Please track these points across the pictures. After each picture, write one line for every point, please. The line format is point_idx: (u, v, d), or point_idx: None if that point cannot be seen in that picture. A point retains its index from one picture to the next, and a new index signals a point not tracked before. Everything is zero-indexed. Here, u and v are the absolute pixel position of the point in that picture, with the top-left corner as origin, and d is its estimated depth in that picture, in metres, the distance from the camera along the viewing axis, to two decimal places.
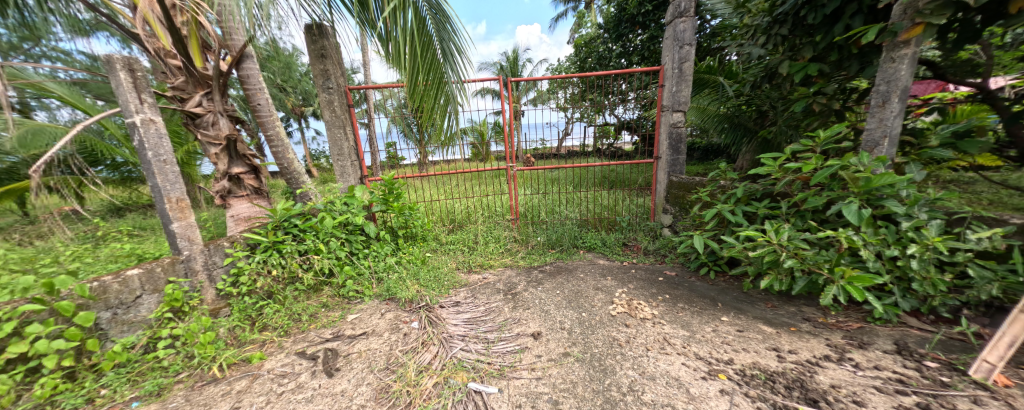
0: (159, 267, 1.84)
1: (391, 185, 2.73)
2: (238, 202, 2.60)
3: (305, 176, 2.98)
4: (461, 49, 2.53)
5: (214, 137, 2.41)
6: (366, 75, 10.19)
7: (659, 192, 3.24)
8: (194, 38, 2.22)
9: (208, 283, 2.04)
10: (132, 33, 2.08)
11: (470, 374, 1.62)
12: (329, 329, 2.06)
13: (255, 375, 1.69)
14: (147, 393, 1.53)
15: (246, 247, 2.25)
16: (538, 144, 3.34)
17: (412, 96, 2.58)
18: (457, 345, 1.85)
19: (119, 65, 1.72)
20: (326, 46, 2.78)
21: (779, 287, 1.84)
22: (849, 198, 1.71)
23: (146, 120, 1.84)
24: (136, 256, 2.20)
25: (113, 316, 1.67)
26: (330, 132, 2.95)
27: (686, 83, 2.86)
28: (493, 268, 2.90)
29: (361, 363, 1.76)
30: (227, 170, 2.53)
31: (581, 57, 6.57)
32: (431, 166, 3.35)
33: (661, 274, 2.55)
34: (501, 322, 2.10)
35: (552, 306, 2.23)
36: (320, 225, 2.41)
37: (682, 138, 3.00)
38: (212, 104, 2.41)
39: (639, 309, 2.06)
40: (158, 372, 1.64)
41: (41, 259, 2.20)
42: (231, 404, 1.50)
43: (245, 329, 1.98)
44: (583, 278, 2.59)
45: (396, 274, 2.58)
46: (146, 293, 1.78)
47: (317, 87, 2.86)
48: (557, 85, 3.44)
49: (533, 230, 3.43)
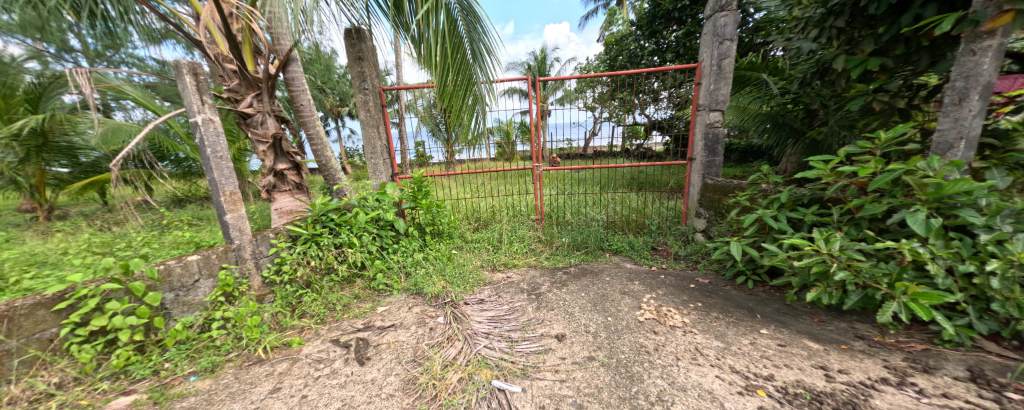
0: (213, 254, 2.01)
1: (420, 183, 2.86)
2: (282, 196, 2.77)
3: (341, 173, 3.13)
4: (491, 50, 2.55)
5: (262, 135, 2.60)
6: (398, 77, 10.54)
7: (692, 195, 3.09)
8: (247, 43, 2.41)
9: (255, 271, 2.21)
10: (195, 41, 2.29)
11: (494, 372, 1.64)
12: (360, 320, 2.16)
13: (295, 359, 1.80)
14: (203, 369, 1.68)
15: (288, 239, 2.40)
16: (564, 144, 3.39)
17: (442, 97, 2.64)
18: (482, 342, 1.88)
19: (185, 70, 1.90)
20: (364, 49, 2.91)
21: (828, 301, 1.70)
22: (916, 206, 1.54)
23: (206, 120, 2.02)
24: (194, 244, 2.41)
25: (175, 298, 1.83)
26: (365, 132, 3.07)
27: (726, 80, 2.70)
28: (517, 267, 2.91)
29: (389, 354, 1.83)
30: (273, 167, 2.70)
31: (612, 55, 6.39)
32: (458, 165, 3.44)
33: (693, 282, 2.43)
34: (525, 322, 2.11)
35: (577, 308, 2.20)
36: (354, 219, 2.55)
37: (719, 139, 2.84)
38: (261, 105, 2.59)
39: (669, 317, 1.99)
40: (211, 350, 1.78)
41: (117, 244, 2.47)
42: (274, 385, 1.62)
43: (287, 315, 2.12)
44: (609, 281, 2.53)
45: (422, 269, 2.66)
46: (203, 277, 1.95)
47: (354, 89, 3.00)
48: (585, 84, 3.42)
49: (558, 231, 3.38)
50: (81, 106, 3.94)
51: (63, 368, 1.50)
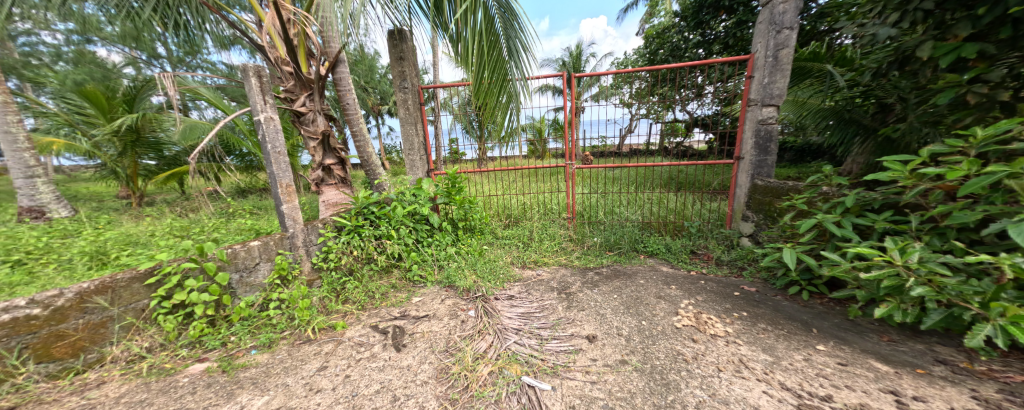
0: (271, 241, 2.20)
1: (454, 179, 2.93)
2: (329, 189, 2.97)
3: (381, 168, 3.29)
4: (527, 47, 2.54)
5: (313, 132, 2.80)
6: (435, 76, 10.86)
7: (739, 197, 2.88)
8: (302, 47, 2.60)
9: (306, 257, 2.39)
10: (259, 45, 2.52)
11: (524, 368, 1.65)
12: (397, 308, 2.28)
13: (339, 341, 1.94)
14: (261, 344, 1.86)
15: (334, 229, 2.58)
16: (597, 141, 3.29)
17: (477, 95, 2.68)
18: (512, 338, 1.90)
19: (251, 73, 2.09)
20: (405, 49, 3.03)
21: (902, 319, 1.51)
22: (1022, 216, 1.32)
23: (267, 118, 2.21)
24: (255, 231, 2.66)
25: (240, 278, 2.04)
26: (404, 129, 3.20)
27: (782, 72, 2.48)
28: (547, 265, 2.90)
29: (423, 342, 1.91)
30: (321, 162, 2.91)
31: (652, 49, 6.11)
32: (490, 162, 3.49)
33: (737, 289, 2.27)
34: (555, 320, 2.10)
35: (609, 310, 2.15)
36: (393, 213, 2.67)
37: (772, 137, 2.62)
38: (313, 104, 2.79)
39: (710, 325, 1.88)
40: (268, 327, 1.96)
41: (193, 228, 2.80)
42: (321, 363, 1.75)
43: (332, 299, 2.28)
44: (644, 284, 2.45)
45: (455, 263, 2.74)
46: (263, 261, 2.15)
47: (395, 88, 3.14)
48: (622, 79, 3.31)
49: (590, 230, 3.32)
50: (167, 106, 4.52)
51: (151, 334, 1.73)
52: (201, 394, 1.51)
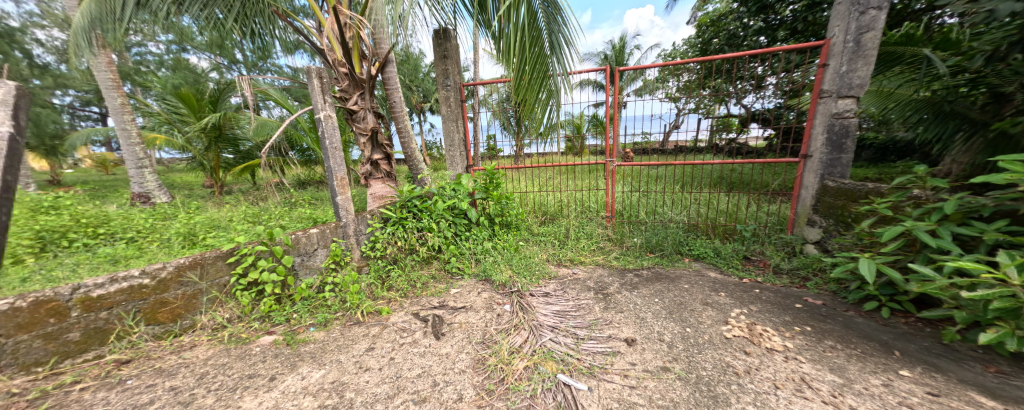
0: (327, 229, 2.39)
1: (492, 174, 2.98)
2: (376, 183, 3.15)
3: (423, 164, 3.42)
4: (570, 41, 2.48)
5: (364, 128, 2.99)
6: (474, 73, 11.07)
7: (803, 199, 2.60)
8: (356, 49, 2.78)
9: (356, 246, 2.57)
10: (319, 49, 2.73)
11: (560, 366, 1.64)
12: (437, 298, 2.37)
13: (384, 325, 2.06)
14: (318, 323, 2.04)
15: (380, 220, 2.74)
16: (639, 138, 3.16)
17: (517, 91, 2.68)
18: (548, 335, 1.90)
19: (313, 74, 2.28)
20: (449, 48, 3.12)
21: (1018, 349, 1.28)
22: None
23: (326, 116, 2.40)
24: (313, 219, 2.91)
25: (301, 262, 2.25)
26: (446, 126, 3.30)
27: (864, 60, 2.19)
28: (583, 264, 2.85)
29: (461, 333, 1.97)
30: (370, 157, 3.09)
31: (704, 38, 5.67)
32: (526, 159, 3.46)
33: (800, 301, 2.06)
34: (592, 321, 2.06)
35: (650, 314, 2.06)
36: (434, 206, 2.78)
37: (848, 133, 2.33)
38: (364, 102, 2.97)
39: (765, 338, 1.73)
40: (324, 308, 2.15)
41: (262, 215, 3.13)
42: (368, 344, 1.88)
43: (378, 286, 2.43)
44: (688, 289, 2.31)
45: (491, 257, 2.80)
46: (320, 247, 2.34)
47: (438, 85, 3.24)
48: (669, 72, 3.14)
49: (630, 230, 3.20)
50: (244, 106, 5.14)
51: (231, 307, 1.97)
52: (270, 362, 1.70)
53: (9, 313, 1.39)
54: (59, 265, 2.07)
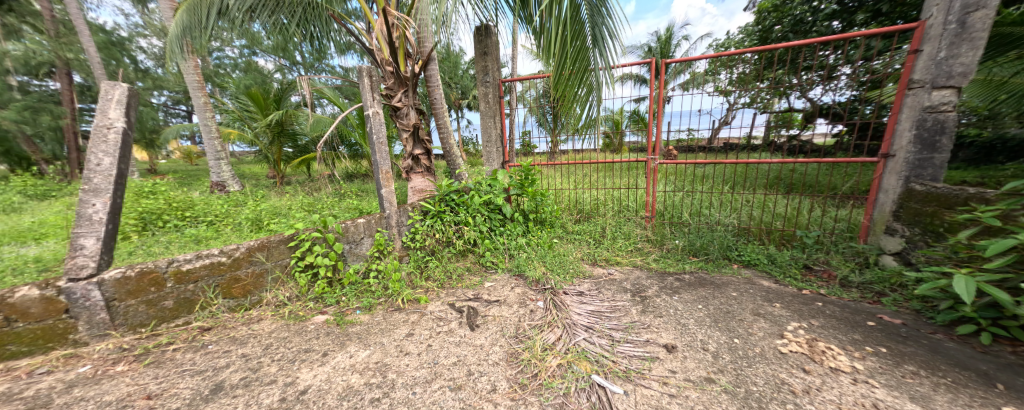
0: (373, 219, 2.54)
1: (527, 171, 2.98)
2: (416, 177, 3.28)
3: (461, 159, 3.51)
4: (613, 33, 2.36)
5: (406, 124, 3.13)
6: (511, 69, 11.10)
7: (883, 205, 2.30)
8: (401, 48, 2.91)
9: (398, 236, 2.70)
10: (369, 49, 2.90)
11: (594, 367, 1.61)
12: (471, 290, 2.43)
13: (422, 313, 2.16)
14: (364, 306, 2.18)
15: (420, 213, 2.85)
16: (683, 134, 2.95)
17: (556, 86, 2.64)
18: (582, 334, 1.87)
19: (364, 73, 2.43)
20: (489, 44, 3.15)
21: None
22: None
23: (374, 112, 2.55)
24: (360, 210, 3.11)
25: (350, 249, 2.41)
26: (483, 121, 3.35)
27: (972, 44, 1.88)
28: (619, 265, 2.76)
29: (494, 326, 2.00)
30: (411, 152, 3.23)
31: (764, 24, 5.17)
32: (561, 156, 3.42)
33: (873, 319, 1.83)
34: (628, 323, 1.99)
35: (693, 321, 1.95)
36: (470, 201, 2.86)
37: (946, 129, 2.01)
38: (407, 99, 3.10)
39: (829, 357, 1.56)
40: (369, 293, 2.29)
41: (315, 204, 3.41)
42: (408, 330, 1.97)
43: (417, 275, 2.55)
44: (737, 298, 2.15)
45: (525, 253, 2.81)
46: (366, 236, 2.49)
47: (477, 82, 3.29)
48: (721, 64, 2.92)
49: (671, 231, 3.04)
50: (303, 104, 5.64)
51: (290, 286, 2.17)
52: (322, 340, 1.85)
53: (121, 280, 1.66)
54: (156, 242, 2.41)
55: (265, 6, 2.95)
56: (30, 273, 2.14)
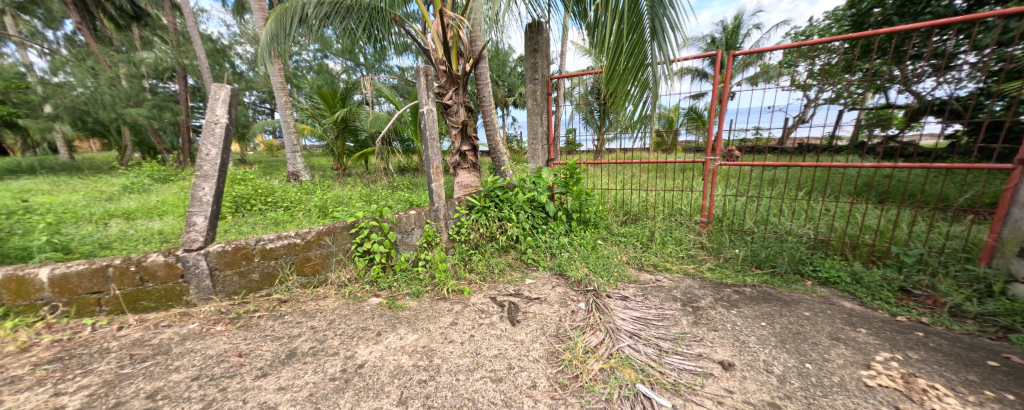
0: (423, 212, 2.67)
1: (573, 169, 2.94)
2: (463, 172, 3.38)
3: (505, 156, 3.55)
4: (676, 24, 2.20)
5: (456, 121, 3.25)
6: (559, 65, 10.99)
7: (1017, 222, 1.87)
8: (455, 47, 3.02)
9: (445, 229, 2.82)
10: (425, 49, 3.06)
11: (639, 375, 1.54)
12: (513, 286, 2.46)
13: (465, 304, 2.23)
14: (412, 293, 2.31)
15: (466, 207, 2.95)
16: (749, 133, 2.69)
17: (608, 82, 2.55)
18: (626, 340, 1.80)
19: (421, 73, 2.57)
20: (539, 41, 3.15)
21: None
22: None
23: (429, 110, 2.68)
24: (411, 202, 3.30)
25: (403, 239, 2.57)
26: (530, 119, 3.35)
27: None
28: (669, 272, 2.60)
29: (535, 323, 2.00)
30: (459, 148, 3.34)
31: (856, 8, 4.49)
32: (607, 155, 3.30)
33: (995, 359, 1.51)
34: (678, 334, 1.87)
35: (754, 339, 1.77)
36: (514, 198, 2.90)
37: None
38: (457, 97, 3.22)
39: (932, 397, 1.32)
40: (417, 281, 2.42)
41: (372, 195, 3.69)
42: (452, 319, 2.05)
43: (461, 267, 2.64)
44: (809, 318, 1.91)
45: (567, 253, 2.77)
46: (416, 227, 2.64)
47: (526, 79, 3.31)
48: (801, 55, 2.61)
49: (730, 239, 2.79)
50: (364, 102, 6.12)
51: (351, 269, 2.38)
52: (377, 320, 2.00)
53: (222, 253, 1.95)
54: (247, 223, 2.80)
55: (338, 13, 3.28)
56: (157, 242, 2.60)
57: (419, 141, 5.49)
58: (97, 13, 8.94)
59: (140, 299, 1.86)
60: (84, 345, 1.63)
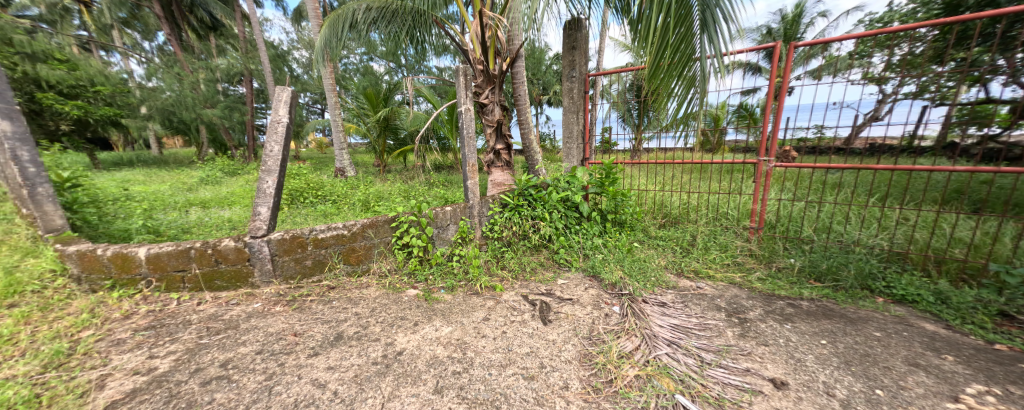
0: (458, 208, 2.74)
1: (609, 169, 2.85)
2: (496, 170, 3.40)
3: (538, 154, 3.54)
4: (730, 14, 2.02)
5: (491, 120, 3.29)
6: (596, 62, 10.77)
7: None
8: (492, 47, 3.06)
9: (478, 226, 2.87)
10: (463, 49, 3.12)
11: (678, 386, 1.46)
12: (544, 285, 2.45)
13: (497, 300, 2.26)
14: (447, 287, 2.38)
15: (499, 205, 2.98)
16: (810, 132, 2.45)
17: (651, 78, 2.45)
18: (663, 348, 1.72)
19: (462, 73, 2.63)
20: (578, 38, 3.10)
21: None
22: None
23: (466, 109, 2.74)
24: (446, 199, 3.39)
25: (439, 234, 2.66)
26: (566, 117, 3.31)
27: None
28: (711, 279, 2.45)
29: (567, 324, 1.98)
30: (493, 147, 3.37)
31: None
32: (645, 154, 3.16)
33: None
34: (722, 346, 1.75)
35: (811, 358, 1.61)
36: (548, 197, 2.88)
37: None
38: (493, 96, 3.26)
39: None
40: (452, 275, 2.49)
41: (410, 191, 3.85)
42: (484, 314, 2.08)
43: (493, 263, 2.67)
44: (878, 339, 1.70)
45: (600, 254, 2.71)
46: (451, 223, 2.71)
47: (563, 77, 3.27)
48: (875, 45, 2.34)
49: (783, 248, 2.57)
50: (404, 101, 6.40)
51: (391, 260, 2.50)
52: (413, 311, 2.08)
53: (281, 240, 2.14)
54: (301, 214, 3.05)
55: (385, 18, 3.43)
56: (227, 229, 2.91)
57: (454, 139, 5.63)
58: (183, 27, 10.22)
59: (216, 279, 2.10)
60: (172, 316, 1.86)
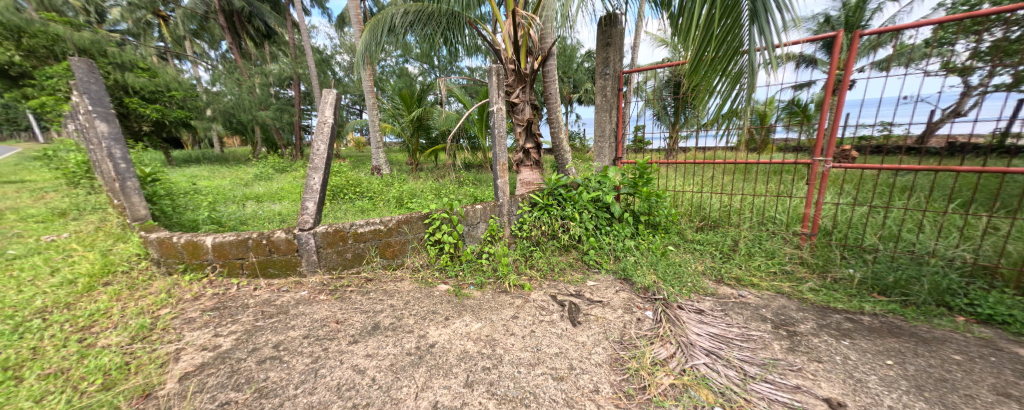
0: (488, 206, 2.77)
1: (643, 169, 2.75)
2: (525, 170, 3.41)
3: (568, 153, 3.50)
4: (785, 4, 1.87)
5: (521, 119, 3.29)
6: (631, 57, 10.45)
7: None
8: (524, 46, 3.06)
9: (508, 224, 2.89)
10: (495, 49, 3.14)
11: (718, 399, 1.38)
12: (574, 286, 2.42)
13: (525, 299, 2.26)
14: (476, 284, 2.42)
15: (529, 204, 2.97)
16: (874, 130, 2.21)
17: (692, 75, 2.33)
18: (701, 358, 1.63)
19: (495, 72, 2.64)
20: (613, 35, 3.02)
21: None
22: None
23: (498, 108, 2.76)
24: (476, 197, 3.45)
25: (469, 232, 2.71)
26: (598, 116, 3.24)
27: None
28: (755, 288, 2.29)
29: (597, 326, 1.94)
30: (523, 146, 3.37)
31: None
32: (682, 153, 3.02)
33: None
34: (768, 359, 1.62)
35: (872, 378, 1.46)
36: (578, 197, 2.83)
37: None
38: (524, 95, 3.26)
39: None
40: (481, 272, 2.52)
41: (441, 189, 3.96)
42: (513, 312, 2.10)
43: (521, 262, 2.68)
44: (957, 363, 1.50)
45: (633, 257, 2.62)
46: (481, 221, 2.75)
47: (596, 74, 3.20)
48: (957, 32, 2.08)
49: (840, 256, 2.34)
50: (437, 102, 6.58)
51: (423, 256, 2.59)
52: (444, 306, 2.14)
53: (325, 233, 2.28)
54: (343, 209, 3.23)
55: (420, 20, 3.53)
56: (278, 221, 3.16)
57: (484, 138, 5.70)
58: (242, 36, 11.25)
59: (268, 267, 2.28)
60: (232, 299, 2.05)
